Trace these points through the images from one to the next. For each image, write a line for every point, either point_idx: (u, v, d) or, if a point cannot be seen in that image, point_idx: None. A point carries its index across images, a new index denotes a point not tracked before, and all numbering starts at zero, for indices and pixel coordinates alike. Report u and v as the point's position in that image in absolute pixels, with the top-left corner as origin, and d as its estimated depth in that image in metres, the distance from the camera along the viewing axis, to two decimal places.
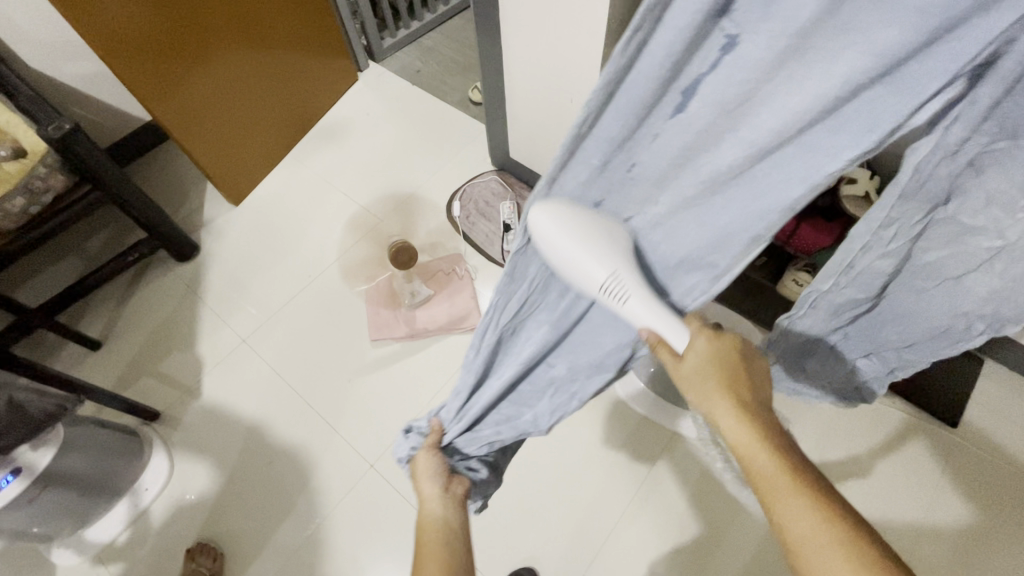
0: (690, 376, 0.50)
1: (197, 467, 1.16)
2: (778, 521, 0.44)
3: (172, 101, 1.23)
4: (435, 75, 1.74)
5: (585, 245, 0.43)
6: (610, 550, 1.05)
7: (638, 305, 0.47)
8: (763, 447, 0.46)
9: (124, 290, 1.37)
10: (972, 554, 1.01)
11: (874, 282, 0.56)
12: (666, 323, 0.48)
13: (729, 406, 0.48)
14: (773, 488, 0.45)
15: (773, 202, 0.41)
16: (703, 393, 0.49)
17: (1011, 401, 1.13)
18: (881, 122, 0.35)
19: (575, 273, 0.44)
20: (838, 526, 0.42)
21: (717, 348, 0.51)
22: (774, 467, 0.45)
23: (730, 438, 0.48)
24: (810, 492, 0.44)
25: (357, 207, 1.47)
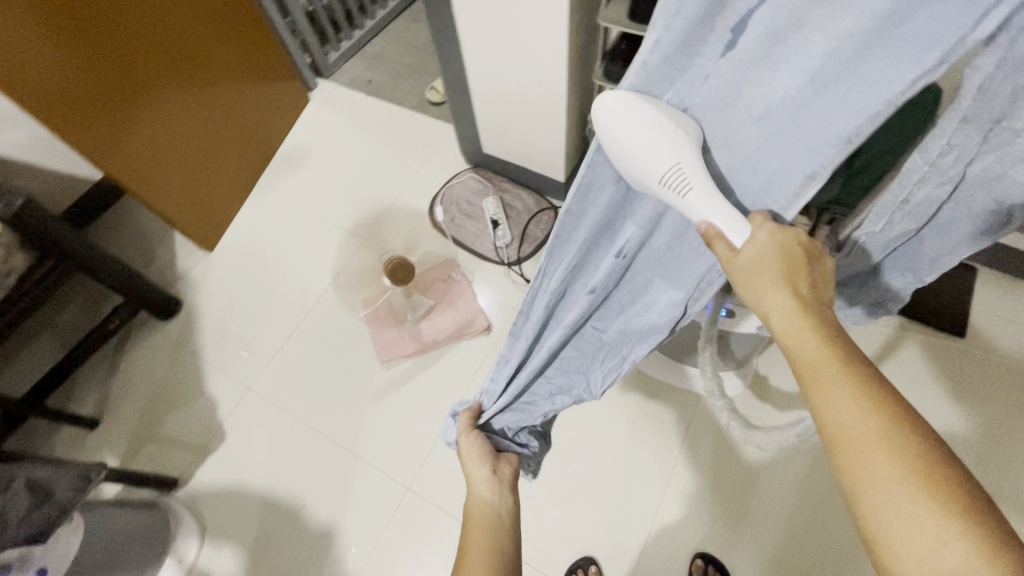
0: (746, 267, 0.42)
1: (227, 526, 1.11)
2: (818, 409, 0.39)
3: (122, 151, 1.16)
4: (388, 82, 1.69)
5: (646, 127, 0.39)
6: (663, 520, 1.04)
7: (700, 198, 0.41)
8: (816, 336, 0.40)
9: (110, 360, 1.30)
10: (1004, 452, 1.03)
11: (923, 212, 0.48)
12: (724, 218, 0.41)
13: (783, 293, 0.42)
14: (819, 375, 0.39)
15: (830, 134, 0.36)
16: (748, 287, 0.43)
17: (1008, 302, 1.17)
18: (938, 41, 0.30)
19: (629, 163, 0.41)
20: (889, 416, 0.37)
21: (782, 238, 0.42)
22: (825, 353, 0.39)
23: (778, 329, 0.42)
24: (864, 383, 0.38)
25: (341, 231, 1.42)
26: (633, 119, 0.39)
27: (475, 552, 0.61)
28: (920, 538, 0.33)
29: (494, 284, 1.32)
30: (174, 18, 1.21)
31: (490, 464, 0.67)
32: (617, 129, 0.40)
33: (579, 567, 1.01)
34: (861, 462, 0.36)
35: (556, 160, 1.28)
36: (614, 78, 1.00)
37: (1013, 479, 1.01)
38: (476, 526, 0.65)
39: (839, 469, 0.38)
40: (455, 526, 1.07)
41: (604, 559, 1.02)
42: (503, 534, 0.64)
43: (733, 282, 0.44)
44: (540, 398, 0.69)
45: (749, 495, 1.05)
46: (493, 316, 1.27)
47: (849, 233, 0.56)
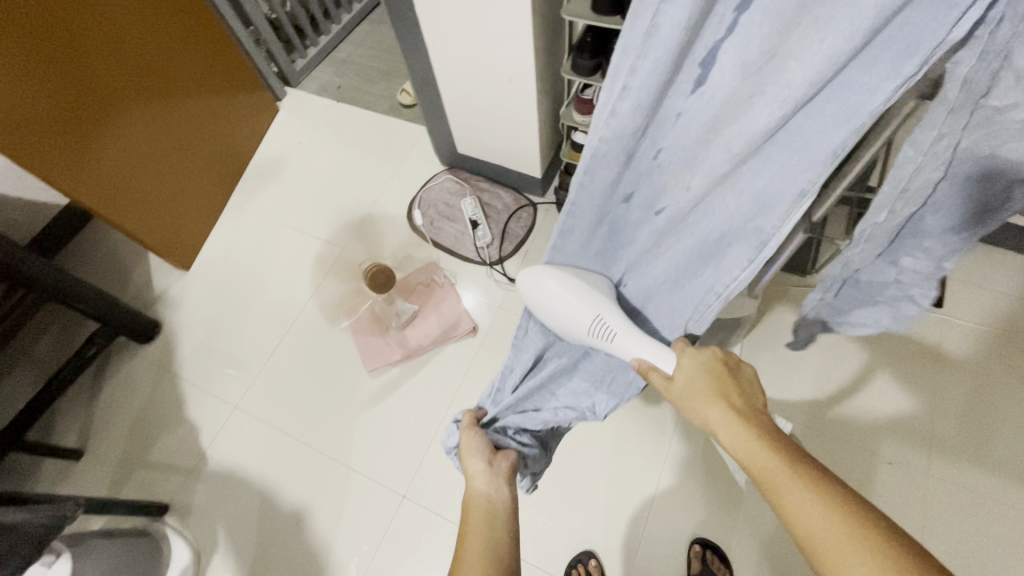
0: (684, 393, 0.55)
1: (223, 549, 1.10)
2: (787, 512, 0.42)
3: (87, 177, 1.14)
4: (357, 87, 1.67)
5: (566, 292, 0.62)
6: (658, 509, 1.05)
7: (624, 339, 0.62)
8: (761, 445, 0.46)
9: (90, 388, 1.27)
10: (984, 417, 1.06)
11: (922, 193, 0.46)
12: (648, 352, 0.61)
13: (721, 410, 0.51)
14: (773, 476, 0.44)
15: (822, 148, 0.42)
16: (693, 404, 0.54)
17: (979, 269, 1.19)
18: (902, 68, 0.36)
19: (565, 325, 0.64)
20: (845, 508, 0.40)
21: (700, 359, 0.56)
22: (769, 455, 0.45)
23: (728, 443, 0.49)
24: (811, 479, 0.42)
25: (319, 241, 1.41)
26: (557, 291, 0.62)
27: (470, 544, 0.58)
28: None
29: (478, 285, 1.31)
30: (135, 39, 1.18)
31: (487, 457, 0.66)
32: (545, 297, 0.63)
33: (578, 561, 1.01)
34: (830, 554, 0.38)
35: (532, 157, 1.28)
36: (583, 72, 1.00)
37: (995, 444, 1.03)
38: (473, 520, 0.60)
39: (826, 572, 0.39)
40: (452, 530, 1.07)
41: (603, 552, 1.02)
42: (501, 526, 0.60)
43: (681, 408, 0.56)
44: (545, 408, 0.74)
45: (740, 477, 1.06)
46: (479, 317, 1.27)
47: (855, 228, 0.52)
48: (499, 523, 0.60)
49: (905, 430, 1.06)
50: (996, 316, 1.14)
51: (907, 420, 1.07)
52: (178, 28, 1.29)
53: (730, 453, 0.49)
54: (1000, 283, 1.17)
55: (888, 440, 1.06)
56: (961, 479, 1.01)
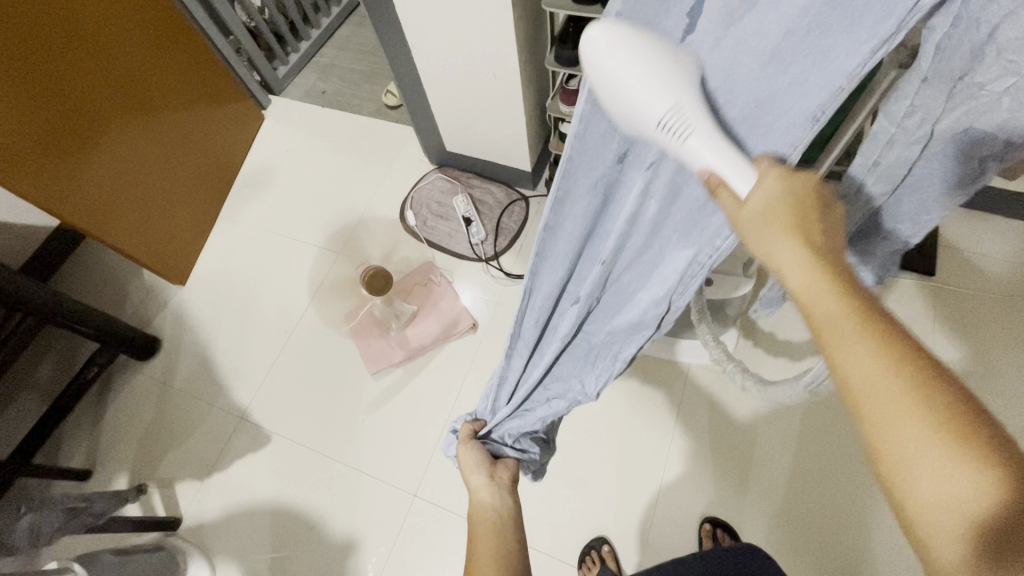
0: (748, 219, 0.38)
1: (238, 557, 1.10)
2: (839, 366, 0.33)
3: (74, 195, 1.13)
4: (342, 91, 1.66)
5: (643, 57, 0.33)
6: (667, 491, 1.06)
7: (701, 141, 0.36)
8: (833, 290, 0.34)
9: (94, 408, 1.27)
10: (982, 381, 1.07)
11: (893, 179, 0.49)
12: (735, 168, 0.37)
13: (795, 244, 0.37)
14: (838, 327, 0.33)
15: (802, 110, 0.36)
16: (756, 237, 0.38)
17: (972, 237, 1.20)
18: (882, 29, 0.31)
19: (622, 103, 0.35)
20: (924, 376, 0.31)
21: (788, 183, 0.38)
22: (843, 303, 0.34)
23: (793, 284, 0.36)
24: (884, 333, 0.32)
25: (313, 247, 1.41)
26: (627, 53, 0.33)
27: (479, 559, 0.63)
28: (947, 503, 0.28)
29: (475, 282, 1.31)
30: (113, 54, 1.17)
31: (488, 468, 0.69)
32: (615, 56, 0.33)
33: (591, 548, 1.02)
34: (883, 419, 0.31)
35: (522, 152, 1.28)
36: (567, 63, 1.00)
37: (996, 406, 1.05)
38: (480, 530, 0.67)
39: (868, 433, 0.32)
40: (465, 525, 1.08)
41: (616, 537, 1.04)
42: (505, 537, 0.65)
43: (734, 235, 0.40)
44: (537, 405, 0.67)
45: (746, 455, 1.07)
46: (478, 313, 1.27)
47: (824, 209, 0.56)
48: (503, 531, 0.66)
49: None
50: (991, 281, 1.15)
51: None
52: (156, 41, 1.27)
53: (790, 298, 0.37)
54: (993, 248, 1.18)
55: None
56: None
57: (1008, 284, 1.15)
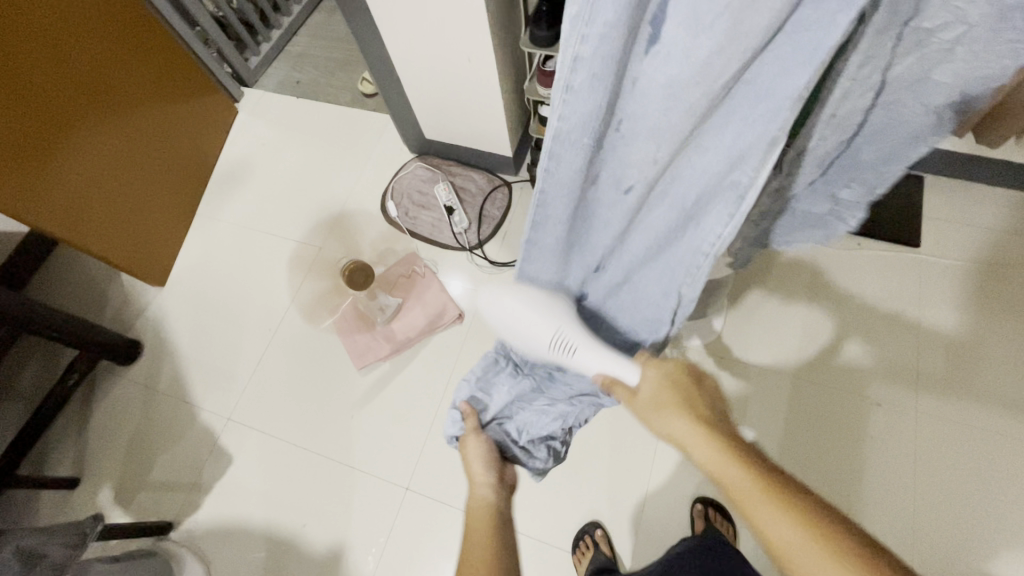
0: (648, 404, 0.55)
1: (234, 557, 1.10)
2: (761, 529, 0.44)
3: (45, 200, 1.10)
4: (317, 80, 1.62)
5: (524, 309, 0.56)
6: (660, 471, 1.06)
7: (586, 353, 0.57)
8: (734, 460, 0.47)
9: (77, 416, 1.25)
10: (967, 350, 1.08)
11: (851, 121, 0.48)
12: (612, 366, 0.57)
13: (686, 422, 0.52)
14: (750, 496, 0.45)
15: (781, 94, 0.35)
16: (662, 417, 0.53)
17: (955, 206, 1.20)
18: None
19: (523, 339, 0.58)
20: (821, 526, 0.42)
21: (662, 368, 0.55)
22: (744, 470, 0.46)
23: (700, 458, 0.50)
24: (783, 493, 0.44)
25: (294, 242, 1.38)
26: (517, 307, 0.56)
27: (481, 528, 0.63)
28: None
29: (460, 271, 1.30)
30: (78, 53, 1.13)
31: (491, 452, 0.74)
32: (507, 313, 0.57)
33: (585, 533, 1.03)
34: (811, 571, 0.41)
35: (502, 137, 1.25)
36: (543, 44, 0.97)
37: (979, 375, 1.06)
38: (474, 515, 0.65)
39: None
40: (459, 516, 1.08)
41: (609, 521, 1.04)
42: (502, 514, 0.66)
43: (643, 419, 0.56)
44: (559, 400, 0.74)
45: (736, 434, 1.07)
46: (464, 303, 1.26)
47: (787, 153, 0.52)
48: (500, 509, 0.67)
49: (893, 373, 1.08)
50: (976, 250, 1.15)
51: (896, 363, 1.08)
52: (122, 37, 1.23)
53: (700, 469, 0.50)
54: (975, 216, 1.18)
55: (876, 383, 1.07)
56: (946, 412, 1.04)
57: (994, 253, 1.15)
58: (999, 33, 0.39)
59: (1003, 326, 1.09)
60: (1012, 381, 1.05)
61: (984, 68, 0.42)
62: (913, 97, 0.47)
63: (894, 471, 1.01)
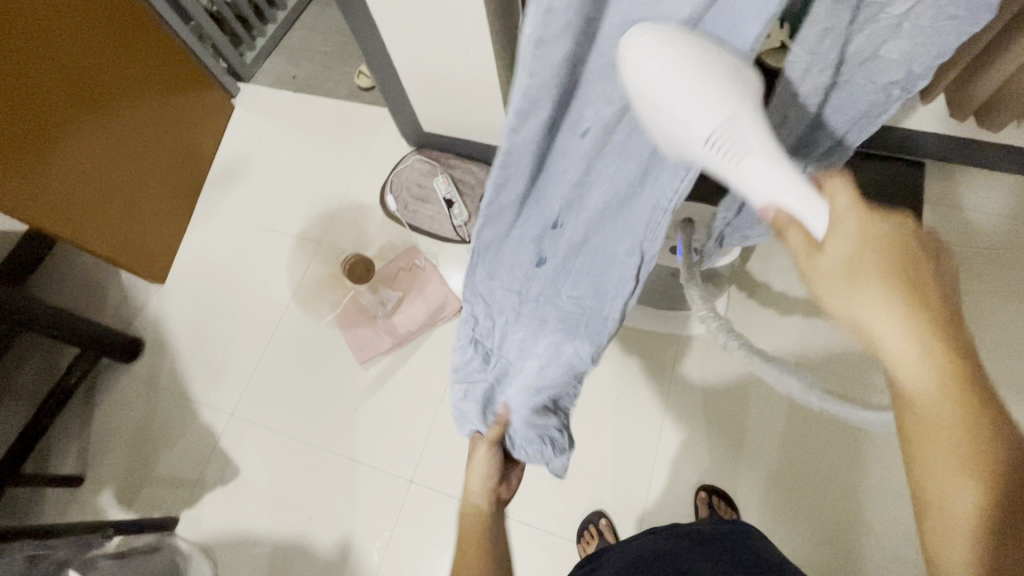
0: (827, 266, 0.39)
1: (241, 552, 1.10)
2: (913, 430, 0.38)
3: (41, 198, 1.10)
4: (313, 74, 1.61)
5: (695, 72, 0.32)
6: (663, 460, 1.07)
7: (756, 162, 0.36)
8: (953, 380, 0.36)
9: (80, 414, 1.25)
10: (971, 336, 1.08)
11: (810, 100, 0.48)
12: (799, 208, 0.38)
13: (898, 310, 0.36)
14: (934, 402, 0.36)
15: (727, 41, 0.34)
16: (853, 295, 0.38)
17: (958, 191, 1.19)
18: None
19: (670, 122, 0.34)
20: (989, 448, 0.36)
21: (877, 227, 0.38)
22: (945, 373, 0.36)
23: (886, 348, 0.37)
24: (973, 413, 0.36)
25: (293, 238, 1.38)
26: (677, 63, 0.31)
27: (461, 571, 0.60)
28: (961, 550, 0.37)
29: (460, 264, 1.30)
30: (73, 49, 1.12)
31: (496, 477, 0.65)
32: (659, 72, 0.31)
33: (590, 522, 1.03)
34: (940, 484, 0.37)
35: (500, 129, 1.25)
36: None
37: (983, 360, 1.06)
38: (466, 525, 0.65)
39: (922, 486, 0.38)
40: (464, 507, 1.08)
41: (614, 511, 1.04)
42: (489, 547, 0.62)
43: (810, 279, 0.40)
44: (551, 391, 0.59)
45: (739, 421, 1.07)
46: (465, 296, 1.25)
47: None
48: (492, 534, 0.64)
49: None
50: (978, 235, 1.15)
51: None
52: (118, 34, 1.22)
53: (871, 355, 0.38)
54: (978, 201, 1.18)
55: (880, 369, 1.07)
56: None
57: (997, 238, 1.14)
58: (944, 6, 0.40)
59: (1005, 311, 1.09)
60: (1014, 365, 1.05)
61: (931, 45, 0.43)
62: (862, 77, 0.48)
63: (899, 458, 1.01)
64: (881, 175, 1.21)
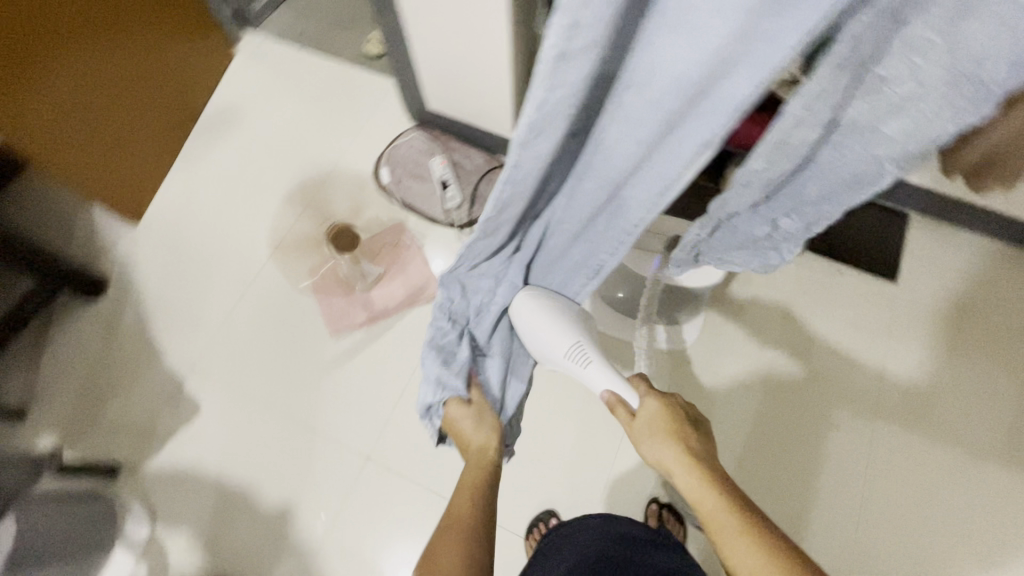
0: (642, 430, 0.62)
1: (182, 509, 1.08)
2: (729, 555, 0.52)
3: (15, 122, 1.03)
4: (322, 32, 1.56)
5: (551, 320, 0.66)
6: (620, 467, 1.08)
7: (596, 368, 0.68)
8: (713, 489, 0.55)
9: (32, 346, 1.21)
10: (927, 386, 1.12)
11: (799, 151, 0.53)
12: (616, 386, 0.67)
13: (676, 451, 0.59)
14: (722, 525, 0.53)
15: (723, 102, 0.41)
16: (654, 445, 0.61)
17: (935, 245, 1.22)
18: (784, 42, 0.36)
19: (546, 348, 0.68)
20: (780, 559, 0.49)
21: (663, 402, 0.63)
22: (718, 501, 0.54)
23: (683, 485, 0.58)
24: (754, 530, 0.51)
25: (279, 197, 1.35)
26: (545, 312, 0.66)
27: (449, 544, 0.58)
28: None
29: (445, 247, 1.28)
30: None
31: (496, 440, 0.66)
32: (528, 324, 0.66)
33: (539, 519, 1.04)
34: None
35: (505, 118, 1.24)
36: None
37: (934, 412, 1.10)
38: (469, 472, 0.65)
39: None
40: (416, 490, 1.08)
41: (563, 510, 1.06)
42: (478, 510, 0.62)
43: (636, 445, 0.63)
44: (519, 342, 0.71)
45: None
46: None
47: (737, 173, 0.57)
48: (483, 496, 0.63)
49: (855, 400, 1.11)
50: (947, 291, 1.19)
51: (858, 390, 1.12)
52: None
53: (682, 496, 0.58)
54: (953, 258, 1.21)
55: (838, 407, 1.11)
56: (901, 442, 1.08)
57: (968, 298, 1.18)
58: (952, 102, 0.44)
59: (961, 368, 1.13)
60: (961, 420, 1.09)
61: (933, 135, 0.48)
62: (861, 145, 0.53)
63: (843, 493, 1.05)
64: (867, 219, 1.24)
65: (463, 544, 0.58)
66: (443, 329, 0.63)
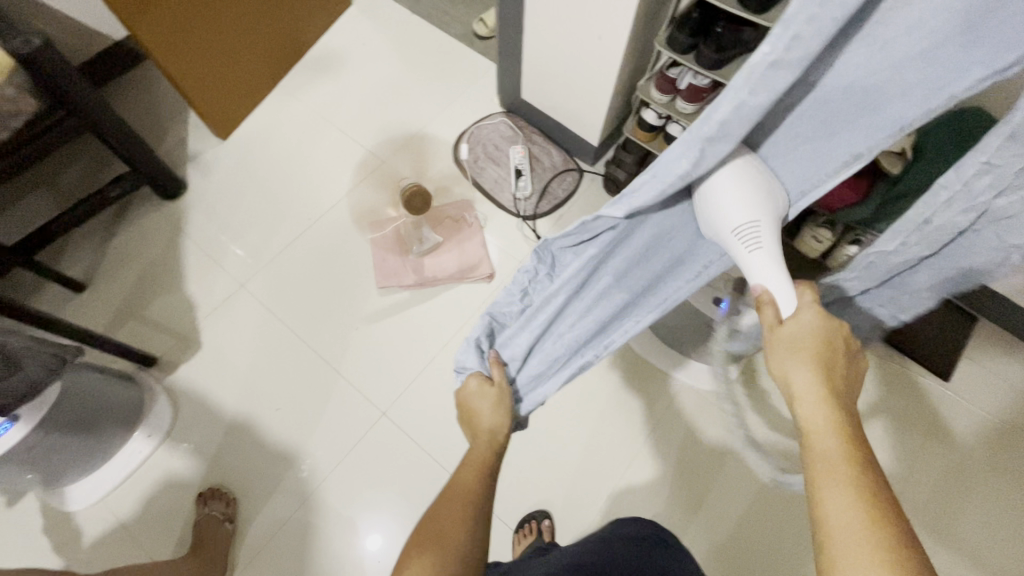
0: (786, 339, 0.46)
1: (201, 415, 1.12)
2: (820, 497, 0.39)
3: (152, 15, 1.08)
4: (436, 2, 1.60)
5: (746, 187, 0.43)
6: (624, 489, 1.07)
7: (764, 260, 0.46)
8: (840, 434, 0.41)
9: (105, 228, 1.27)
10: (956, 497, 1.07)
11: (940, 234, 0.45)
12: (777, 286, 0.46)
13: (812, 376, 0.44)
14: (833, 467, 0.39)
15: (889, 117, 0.38)
16: (786, 356, 0.45)
17: (997, 357, 1.18)
18: (972, 71, 0.33)
19: (714, 215, 0.45)
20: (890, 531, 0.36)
21: (825, 322, 0.46)
22: (845, 446, 0.40)
23: (804, 411, 0.43)
24: (875, 495, 0.38)
25: (360, 147, 1.39)
26: (735, 183, 0.43)
27: (454, 514, 0.56)
28: None
29: (504, 234, 1.30)
30: None
31: (506, 426, 0.64)
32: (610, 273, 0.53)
33: (532, 518, 1.04)
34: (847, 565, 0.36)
35: (595, 125, 1.25)
36: (676, 48, 0.95)
37: (958, 524, 1.05)
38: (478, 447, 0.63)
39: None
40: (422, 458, 1.09)
41: (557, 516, 1.06)
42: (483, 487, 0.59)
43: (766, 352, 0.47)
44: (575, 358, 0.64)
45: (707, 483, 1.08)
46: (497, 265, 1.26)
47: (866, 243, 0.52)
48: (488, 476, 0.60)
49: None
50: (1001, 407, 1.14)
51: None
52: None
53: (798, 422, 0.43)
54: (1014, 374, 1.16)
55: None
56: None
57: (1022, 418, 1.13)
58: None
59: (997, 487, 1.08)
60: (985, 541, 1.04)
61: None
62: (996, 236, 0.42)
63: None
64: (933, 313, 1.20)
65: (466, 522, 0.55)
66: (500, 299, 0.62)
